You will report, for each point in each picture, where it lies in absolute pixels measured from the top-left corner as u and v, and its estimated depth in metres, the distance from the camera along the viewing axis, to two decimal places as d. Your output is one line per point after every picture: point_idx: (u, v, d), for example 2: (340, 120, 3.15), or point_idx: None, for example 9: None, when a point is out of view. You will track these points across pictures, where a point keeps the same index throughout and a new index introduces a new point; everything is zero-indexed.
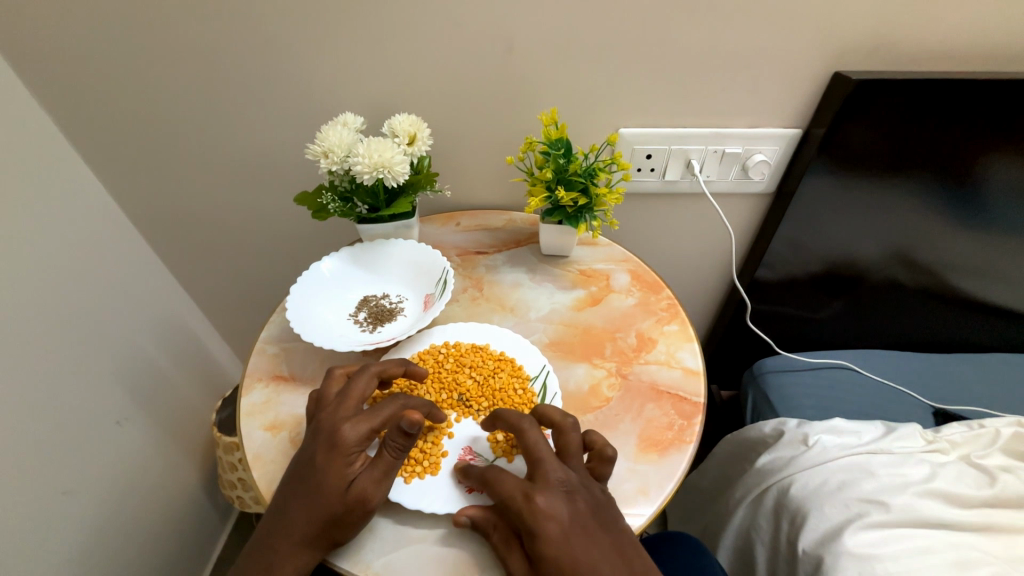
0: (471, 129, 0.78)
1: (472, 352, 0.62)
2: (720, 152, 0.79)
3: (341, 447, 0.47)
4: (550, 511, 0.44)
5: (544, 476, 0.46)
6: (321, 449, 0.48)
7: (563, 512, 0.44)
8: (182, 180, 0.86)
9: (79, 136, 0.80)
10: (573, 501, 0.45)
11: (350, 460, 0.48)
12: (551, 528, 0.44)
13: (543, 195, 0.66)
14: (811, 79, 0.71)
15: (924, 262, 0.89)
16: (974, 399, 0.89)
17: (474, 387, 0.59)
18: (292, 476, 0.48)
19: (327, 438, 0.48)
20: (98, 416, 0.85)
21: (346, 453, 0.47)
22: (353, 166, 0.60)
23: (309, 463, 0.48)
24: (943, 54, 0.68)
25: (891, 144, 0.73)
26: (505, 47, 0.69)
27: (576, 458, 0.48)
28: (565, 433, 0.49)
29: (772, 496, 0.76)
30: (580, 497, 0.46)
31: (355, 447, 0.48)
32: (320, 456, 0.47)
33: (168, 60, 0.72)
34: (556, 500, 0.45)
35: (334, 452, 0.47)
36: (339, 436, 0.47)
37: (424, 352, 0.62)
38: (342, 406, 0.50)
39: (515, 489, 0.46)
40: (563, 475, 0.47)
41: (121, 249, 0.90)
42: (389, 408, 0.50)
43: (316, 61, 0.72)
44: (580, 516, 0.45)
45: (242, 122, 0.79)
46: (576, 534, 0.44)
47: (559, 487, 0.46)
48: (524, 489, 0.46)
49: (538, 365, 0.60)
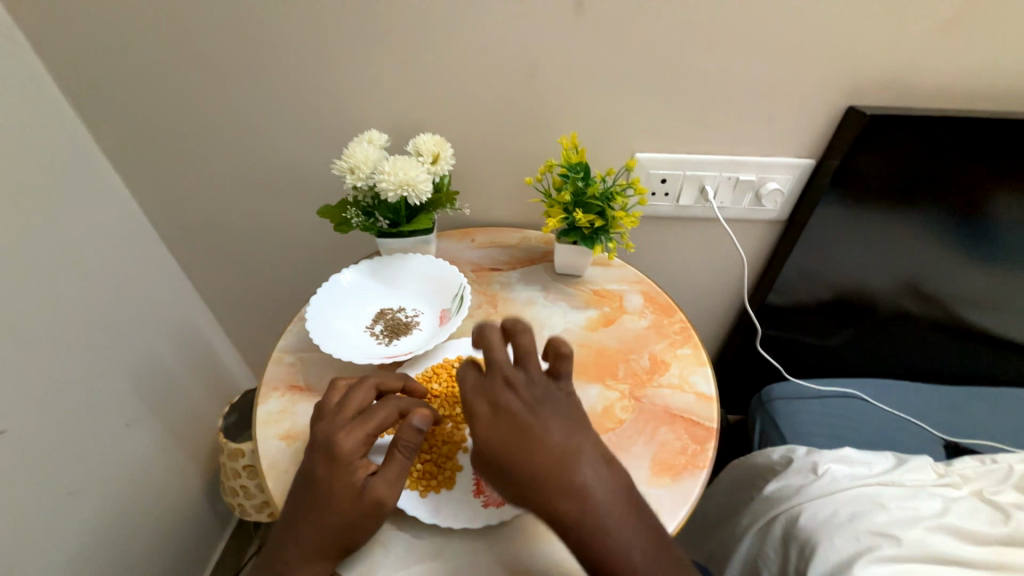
0: (491, 150, 0.80)
1: None
2: (733, 179, 0.80)
3: (340, 457, 0.47)
4: (486, 399, 0.47)
5: (492, 369, 0.48)
6: (321, 461, 0.48)
7: (497, 401, 0.46)
8: (205, 189, 0.88)
9: (111, 142, 0.83)
10: (509, 395, 0.47)
11: (352, 468, 0.47)
12: (481, 413, 0.46)
13: (560, 217, 0.68)
14: (825, 112, 0.73)
15: (934, 294, 0.89)
16: (987, 433, 0.88)
17: None
18: (296, 488, 0.48)
19: (324, 449, 0.48)
20: (107, 417, 0.86)
21: (347, 462, 0.47)
22: (378, 183, 0.61)
23: (309, 475, 0.48)
24: (955, 92, 0.70)
25: (903, 175, 0.74)
26: (529, 73, 0.72)
27: (532, 356, 0.49)
28: (521, 336, 0.50)
29: (781, 525, 0.75)
30: (519, 393, 0.47)
31: (356, 454, 0.48)
32: (319, 468, 0.47)
33: (201, 74, 0.75)
34: (494, 391, 0.47)
35: (333, 462, 0.47)
36: (336, 446, 0.48)
37: (438, 366, 0.62)
38: (338, 417, 0.50)
39: (469, 379, 0.49)
40: (507, 373, 0.48)
41: (141, 252, 0.92)
42: (382, 412, 0.51)
43: (345, 80, 0.75)
44: (511, 408, 0.46)
45: (268, 136, 0.81)
46: (505, 422, 0.45)
47: (504, 380, 0.48)
48: (471, 377, 0.49)
49: None
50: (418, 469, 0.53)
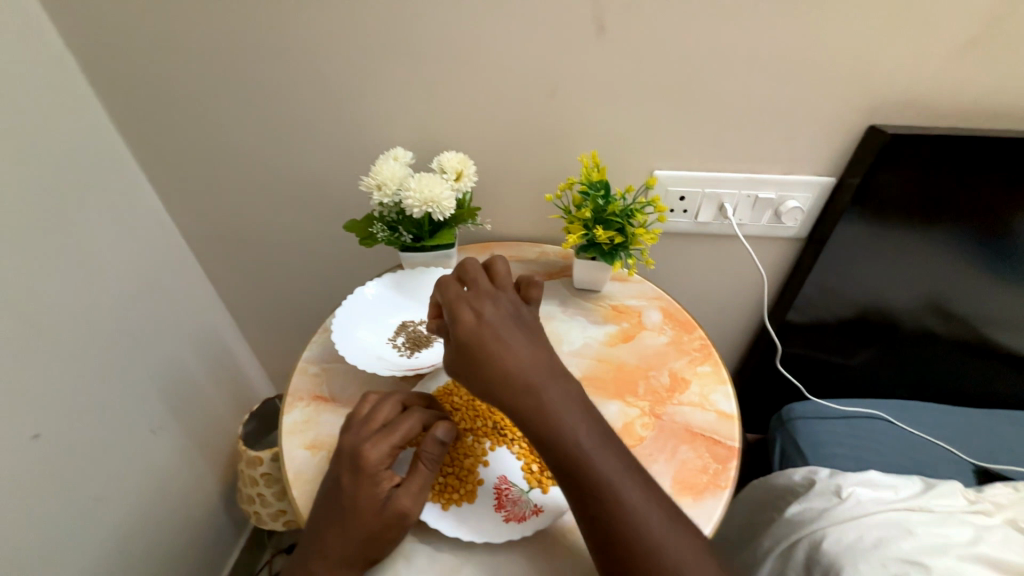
0: (512, 167, 0.82)
1: None
2: (752, 197, 0.80)
3: (366, 469, 0.48)
4: (475, 307, 0.49)
5: (478, 286, 0.51)
6: (347, 472, 0.49)
7: (486, 311, 0.49)
8: (234, 202, 0.92)
9: (149, 158, 0.87)
10: (495, 307, 0.50)
11: (377, 480, 0.48)
12: (470, 319, 0.48)
13: (580, 233, 0.68)
14: (845, 131, 0.73)
15: (960, 314, 0.88)
16: (1019, 459, 0.85)
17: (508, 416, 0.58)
18: (321, 498, 0.49)
19: (350, 460, 0.49)
20: (134, 423, 0.88)
21: (373, 473, 0.48)
22: (404, 200, 0.63)
23: (336, 486, 0.49)
24: (978, 112, 0.69)
25: (926, 194, 0.73)
26: (550, 93, 0.74)
27: (507, 280, 0.54)
28: (496, 264, 0.55)
29: (803, 549, 0.73)
30: (504, 307, 0.51)
31: (382, 466, 0.49)
32: (346, 479, 0.48)
33: (237, 94, 0.79)
34: (483, 302, 0.50)
35: (359, 474, 0.48)
36: (361, 457, 0.49)
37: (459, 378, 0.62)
38: (364, 428, 0.51)
39: (455, 292, 0.51)
40: (490, 288, 0.52)
41: (171, 262, 0.96)
42: (407, 424, 0.51)
43: (372, 100, 0.78)
44: (498, 317, 0.49)
45: (296, 152, 0.85)
46: (493, 328, 0.48)
47: (490, 296, 0.51)
48: (457, 290, 0.51)
49: None
50: (439, 482, 0.53)
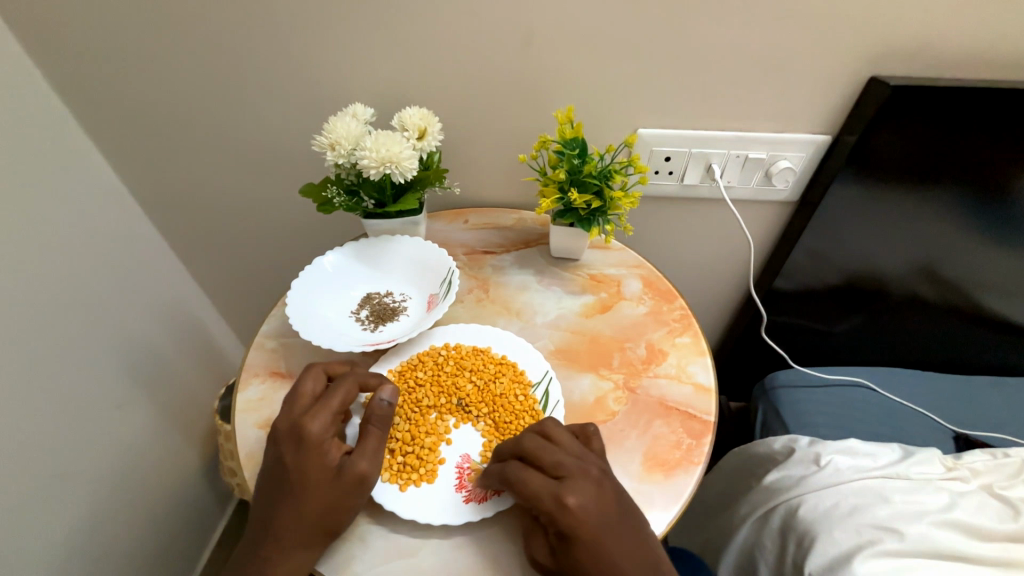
0: (484, 125, 0.76)
1: (474, 355, 0.60)
2: (742, 157, 0.75)
3: (309, 442, 0.47)
4: (582, 511, 0.43)
5: (569, 471, 0.45)
6: (290, 449, 0.47)
7: (595, 510, 0.43)
8: (189, 167, 0.85)
9: (88, 118, 0.79)
10: (602, 494, 0.45)
11: (325, 449, 0.47)
12: (582, 531, 0.43)
13: (555, 197, 0.64)
14: (844, 83, 0.67)
15: (952, 279, 0.85)
16: (999, 426, 0.84)
17: (474, 392, 0.57)
18: (266, 483, 0.47)
19: (290, 437, 0.47)
20: (97, 399, 0.85)
21: (318, 444, 0.47)
22: (360, 160, 0.58)
23: (279, 466, 0.47)
24: (990, 59, 0.63)
25: (925, 152, 0.69)
26: (523, 40, 0.67)
27: (582, 448, 0.48)
28: (556, 432, 0.49)
29: (779, 515, 0.73)
30: (608, 490, 0.45)
31: (326, 435, 0.48)
32: (290, 457, 0.47)
33: (176, 44, 0.70)
34: (585, 498, 0.44)
35: (304, 447, 0.47)
36: (303, 432, 0.47)
37: (424, 354, 0.60)
38: (296, 406, 0.49)
39: (542, 488, 0.44)
40: (591, 468, 0.46)
41: (127, 232, 0.90)
42: (342, 391, 0.50)
43: (326, 48, 0.70)
44: (608, 512, 0.44)
45: (250, 111, 0.77)
46: (608, 531, 0.43)
47: (589, 481, 0.45)
48: (550, 488, 0.44)
49: (541, 372, 0.58)
50: (399, 462, 0.52)
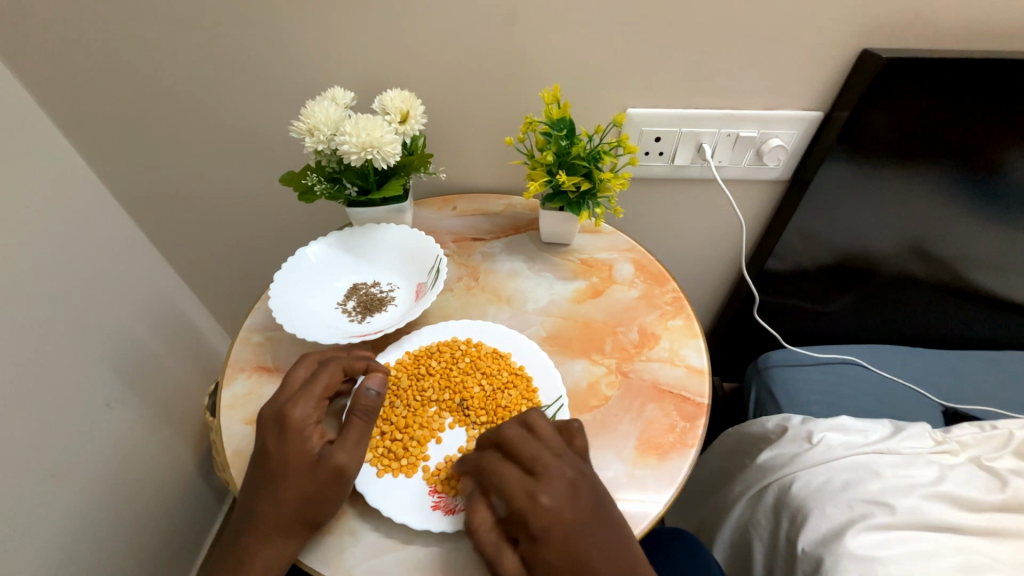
0: (469, 108, 0.73)
1: (491, 357, 0.59)
2: (733, 135, 0.74)
3: (291, 427, 0.47)
4: (556, 507, 0.43)
5: (545, 468, 0.45)
6: (273, 435, 0.47)
7: (568, 512, 0.43)
8: (165, 157, 0.82)
9: (55, 108, 0.75)
10: (576, 496, 0.44)
11: (307, 436, 0.47)
12: (553, 531, 0.42)
13: (543, 179, 0.62)
14: (836, 56, 0.66)
15: (942, 256, 0.85)
16: (988, 399, 0.85)
17: (480, 397, 0.56)
18: (250, 470, 0.48)
19: (275, 423, 0.48)
20: (85, 399, 0.84)
21: (301, 430, 0.47)
22: (340, 146, 0.56)
23: (263, 453, 0.47)
24: (984, 29, 0.62)
25: (917, 126, 0.68)
26: (507, 17, 0.64)
27: (555, 440, 0.47)
28: (536, 424, 0.48)
29: (773, 493, 0.74)
30: (584, 489, 0.44)
31: (309, 421, 0.48)
32: (272, 443, 0.47)
33: (143, 27, 0.67)
34: (560, 496, 0.43)
35: (285, 433, 0.47)
36: (286, 417, 0.47)
37: (444, 344, 0.60)
38: (284, 392, 0.50)
39: (515, 486, 0.44)
40: (568, 470, 0.45)
41: (106, 228, 0.87)
42: (327, 374, 0.50)
43: (302, 29, 0.66)
44: (582, 517, 0.43)
45: (225, 98, 0.74)
46: (582, 530, 0.42)
47: (564, 482, 0.44)
48: (524, 487, 0.44)
49: (554, 397, 0.55)
50: (383, 447, 0.52)
